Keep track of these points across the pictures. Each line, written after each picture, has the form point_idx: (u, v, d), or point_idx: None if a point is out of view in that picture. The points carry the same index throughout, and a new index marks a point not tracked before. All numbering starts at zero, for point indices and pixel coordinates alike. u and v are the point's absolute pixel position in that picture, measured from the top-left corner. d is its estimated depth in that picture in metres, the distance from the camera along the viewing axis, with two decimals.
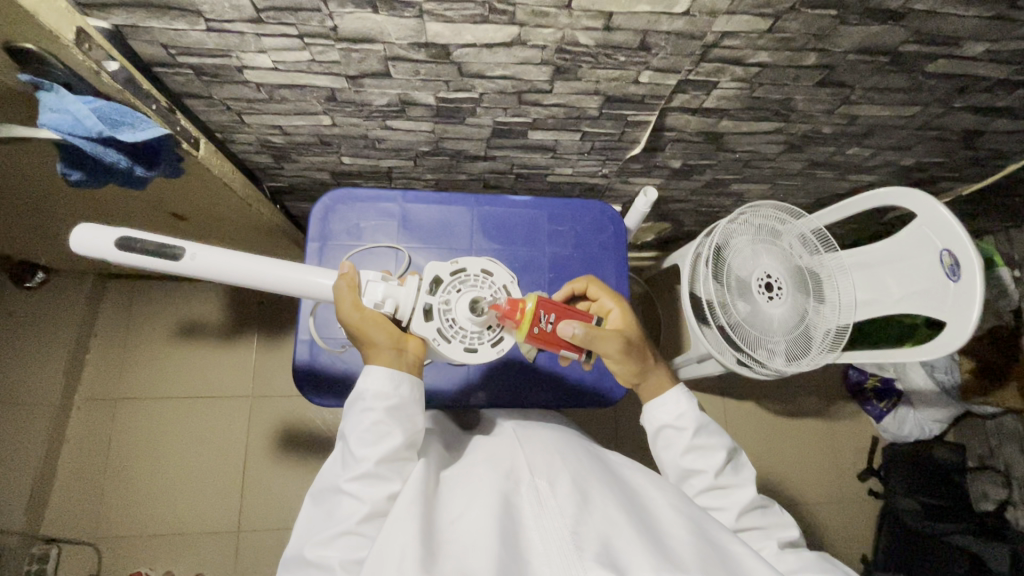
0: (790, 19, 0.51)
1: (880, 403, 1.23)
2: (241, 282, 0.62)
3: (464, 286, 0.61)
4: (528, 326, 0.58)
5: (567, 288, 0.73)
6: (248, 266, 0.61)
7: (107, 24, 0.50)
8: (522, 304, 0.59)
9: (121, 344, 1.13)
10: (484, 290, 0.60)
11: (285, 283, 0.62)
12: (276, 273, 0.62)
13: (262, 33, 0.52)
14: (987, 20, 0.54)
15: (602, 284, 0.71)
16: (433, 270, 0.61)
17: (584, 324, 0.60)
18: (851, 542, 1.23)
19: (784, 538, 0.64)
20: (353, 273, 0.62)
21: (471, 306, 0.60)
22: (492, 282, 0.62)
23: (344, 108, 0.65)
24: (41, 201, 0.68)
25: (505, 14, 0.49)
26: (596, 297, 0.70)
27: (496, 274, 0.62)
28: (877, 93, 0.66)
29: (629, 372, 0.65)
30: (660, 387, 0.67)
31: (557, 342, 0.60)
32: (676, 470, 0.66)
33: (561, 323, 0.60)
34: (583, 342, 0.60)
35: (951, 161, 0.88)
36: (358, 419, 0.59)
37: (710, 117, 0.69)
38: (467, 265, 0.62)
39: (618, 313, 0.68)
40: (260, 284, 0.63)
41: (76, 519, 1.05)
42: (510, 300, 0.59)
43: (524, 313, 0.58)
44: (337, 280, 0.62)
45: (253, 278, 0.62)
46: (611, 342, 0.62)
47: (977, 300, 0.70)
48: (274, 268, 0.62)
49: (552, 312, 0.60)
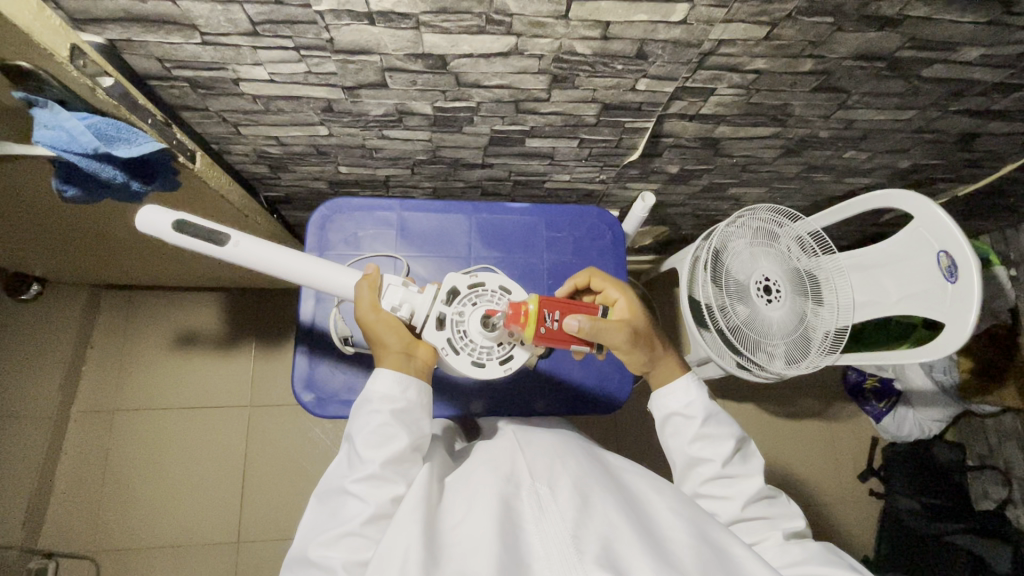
0: (786, 26, 0.52)
1: (879, 403, 1.22)
2: (273, 272, 0.62)
3: (479, 301, 0.62)
4: (534, 326, 0.57)
5: (568, 283, 0.73)
6: (278, 258, 0.61)
7: (100, 39, 0.50)
8: (524, 305, 0.58)
9: (119, 355, 1.12)
10: (497, 305, 0.61)
11: (313, 274, 0.63)
12: (305, 266, 0.63)
13: (258, 46, 0.52)
14: (983, 26, 0.54)
15: (604, 275, 0.72)
16: (451, 282, 0.62)
17: (588, 317, 0.59)
18: (853, 541, 1.23)
19: (790, 528, 0.64)
20: (376, 275, 0.62)
21: (483, 321, 0.61)
22: (508, 297, 0.63)
23: (341, 118, 0.65)
24: (37, 216, 0.68)
25: (501, 25, 0.49)
26: (601, 288, 0.71)
27: (513, 292, 0.63)
28: (873, 98, 0.66)
29: (638, 359, 0.65)
30: (670, 374, 0.68)
31: (565, 338, 0.59)
32: (684, 457, 0.66)
33: (566, 319, 0.59)
34: (589, 335, 0.59)
35: (947, 163, 0.88)
36: (365, 421, 0.58)
37: (708, 123, 0.69)
38: (485, 280, 0.63)
39: (624, 301, 0.68)
40: (286, 276, 0.63)
41: (76, 532, 1.04)
42: (511, 304, 0.58)
43: (528, 314, 0.57)
44: (360, 280, 0.62)
45: (284, 273, 0.62)
46: (618, 334, 0.61)
47: (975, 298, 0.69)
48: (305, 260, 0.63)
49: (556, 309, 0.59)
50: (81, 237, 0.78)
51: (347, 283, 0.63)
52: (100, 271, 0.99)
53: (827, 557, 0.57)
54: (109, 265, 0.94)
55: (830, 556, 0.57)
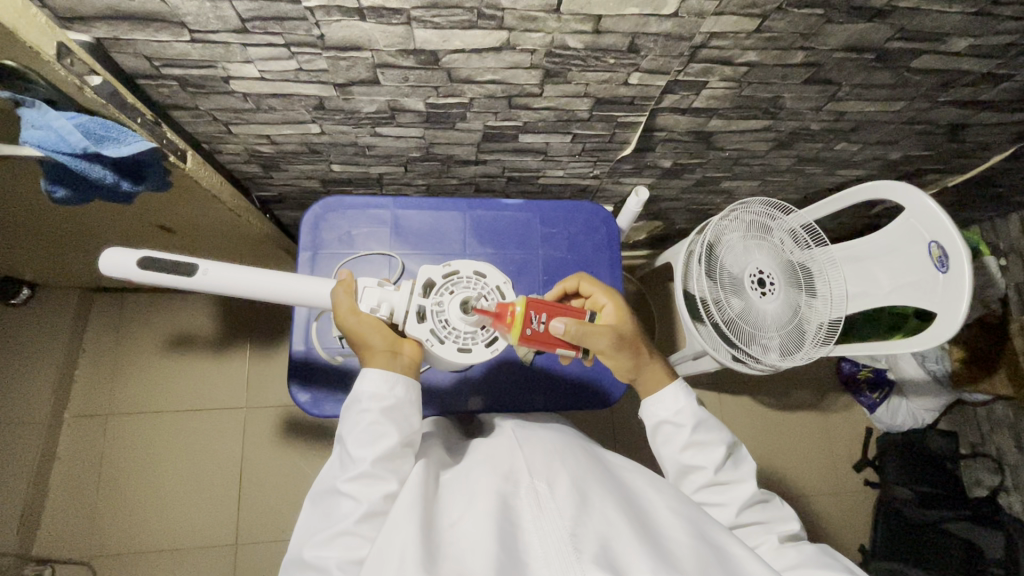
0: (778, 18, 0.52)
1: (873, 394, 1.25)
2: (249, 296, 0.63)
3: (456, 288, 0.61)
4: (519, 328, 0.57)
5: (557, 288, 0.73)
6: (252, 279, 0.61)
7: (87, 37, 0.50)
8: (510, 306, 0.58)
9: (111, 360, 1.11)
10: (474, 291, 0.61)
11: (289, 291, 0.62)
12: (276, 281, 0.62)
13: (248, 43, 0.51)
14: (971, 16, 0.55)
15: (592, 280, 0.72)
16: (427, 273, 0.62)
17: (575, 322, 0.60)
18: (850, 531, 1.24)
19: (784, 532, 0.64)
20: (351, 280, 0.62)
21: (463, 307, 0.60)
22: (484, 283, 0.62)
23: (334, 116, 0.64)
24: (26, 219, 0.67)
25: (494, 19, 0.49)
26: (588, 293, 0.71)
27: (488, 276, 0.63)
28: (863, 90, 0.66)
29: (621, 365, 0.65)
30: (658, 383, 0.68)
31: (551, 341, 0.60)
32: (676, 466, 0.66)
33: (553, 321, 0.59)
34: (575, 338, 0.60)
35: (937, 154, 0.89)
36: (355, 421, 0.58)
37: (700, 117, 0.69)
38: (459, 268, 0.62)
39: (612, 306, 0.67)
40: (265, 294, 0.63)
41: (71, 537, 1.03)
42: (498, 304, 0.58)
43: (514, 316, 0.57)
44: (334, 288, 0.62)
45: (257, 293, 0.62)
46: (601, 338, 0.61)
47: (966, 290, 0.70)
48: (274, 275, 0.62)
49: (543, 311, 0.59)
50: (71, 240, 0.78)
51: (323, 291, 0.63)
52: (91, 274, 0.97)
53: (822, 559, 0.57)
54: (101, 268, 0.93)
55: (825, 558, 0.58)
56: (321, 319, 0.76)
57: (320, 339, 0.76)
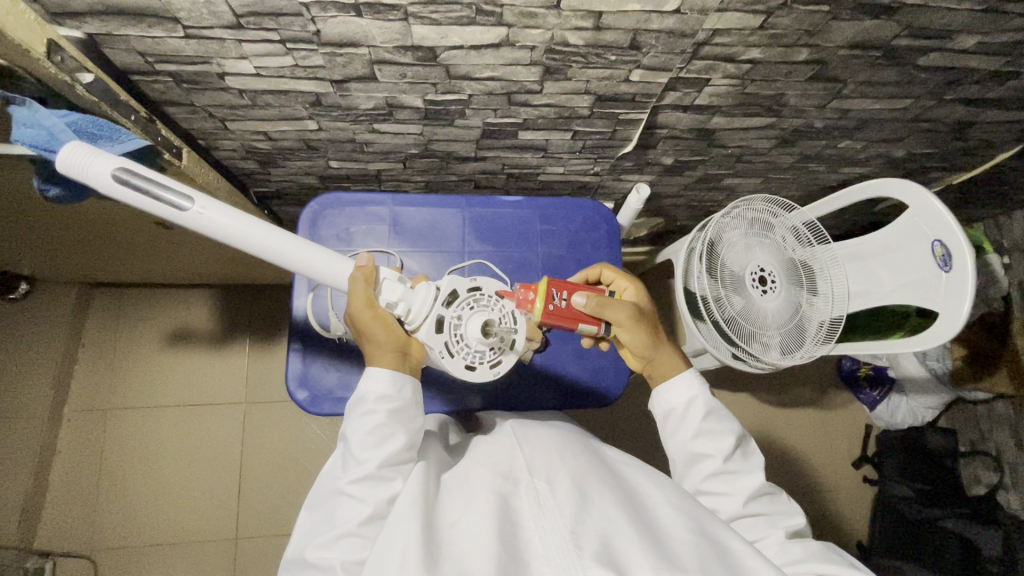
0: (781, 15, 0.51)
1: (873, 391, 1.24)
2: (238, 246, 0.54)
3: (477, 305, 0.60)
4: (541, 302, 0.62)
5: (580, 275, 0.75)
6: (246, 230, 0.53)
7: (79, 33, 0.49)
8: (534, 285, 0.63)
9: (110, 356, 1.11)
10: (495, 313, 0.60)
11: (286, 252, 0.55)
12: (282, 244, 0.55)
13: (242, 39, 0.50)
14: (980, 13, 0.54)
15: (615, 267, 0.73)
16: (452, 283, 0.60)
17: (594, 295, 0.64)
18: (846, 526, 1.25)
19: (790, 527, 0.64)
20: (371, 267, 0.59)
21: (482, 327, 0.59)
22: (502, 304, 0.61)
23: (331, 113, 0.64)
24: (23, 216, 0.67)
25: (492, 15, 0.48)
26: (609, 281, 0.72)
27: (508, 300, 0.62)
28: (868, 87, 0.65)
29: (645, 342, 0.65)
30: (671, 370, 0.67)
31: (574, 317, 0.63)
32: (685, 454, 0.66)
33: (573, 297, 0.63)
34: (595, 313, 0.63)
35: (942, 152, 0.88)
36: (360, 422, 0.58)
37: (703, 114, 0.68)
38: (483, 285, 0.61)
39: (634, 291, 0.70)
40: (258, 249, 0.54)
41: (73, 530, 1.04)
42: (522, 287, 0.64)
43: (535, 294, 0.62)
44: (354, 271, 0.59)
45: (249, 245, 0.54)
46: (620, 310, 0.63)
47: (970, 287, 0.70)
48: (278, 231, 0.55)
49: (564, 289, 0.63)
50: (66, 237, 0.77)
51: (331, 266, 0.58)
52: (92, 270, 0.97)
53: (826, 556, 0.57)
54: (100, 262, 0.92)
55: (831, 554, 0.58)
56: (314, 293, 0.77)
57: (315, 315, 0.76)
